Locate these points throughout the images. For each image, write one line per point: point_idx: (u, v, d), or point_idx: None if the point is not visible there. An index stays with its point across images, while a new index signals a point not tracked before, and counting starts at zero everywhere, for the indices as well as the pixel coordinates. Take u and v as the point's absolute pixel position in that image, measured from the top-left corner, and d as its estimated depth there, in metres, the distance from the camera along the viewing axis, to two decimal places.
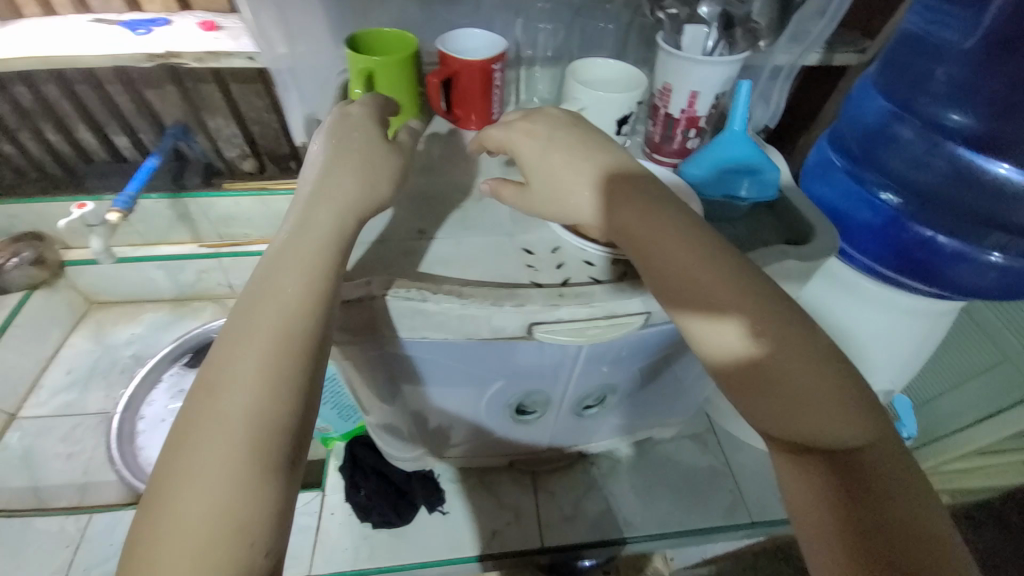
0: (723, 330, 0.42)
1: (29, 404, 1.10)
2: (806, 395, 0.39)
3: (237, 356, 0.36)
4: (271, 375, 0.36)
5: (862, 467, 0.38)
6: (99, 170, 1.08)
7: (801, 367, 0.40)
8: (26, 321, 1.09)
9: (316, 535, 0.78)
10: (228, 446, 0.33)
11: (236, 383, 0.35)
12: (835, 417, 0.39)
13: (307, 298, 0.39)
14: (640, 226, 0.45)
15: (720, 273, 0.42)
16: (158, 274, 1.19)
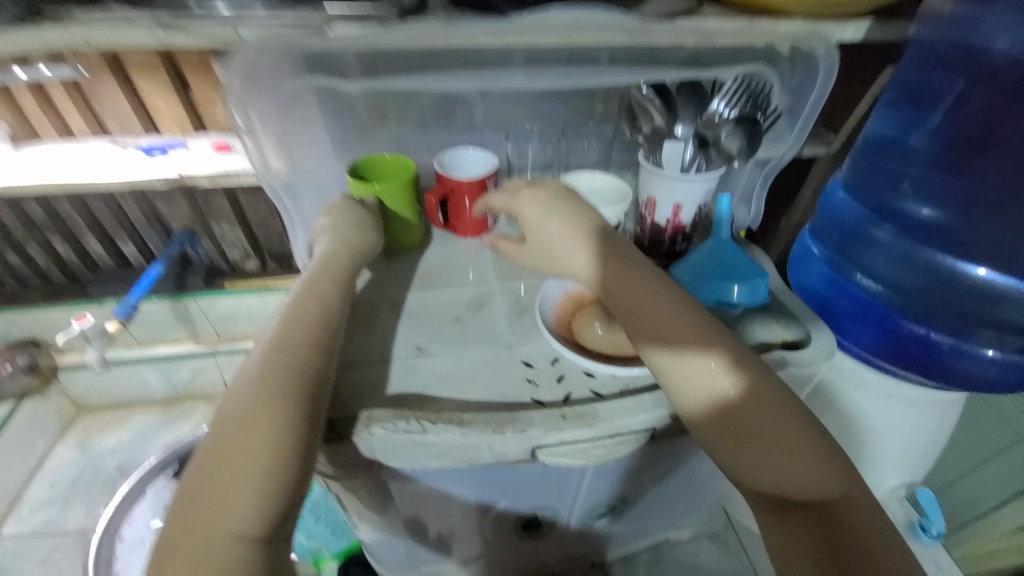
0: (697, 390, 0.44)
1: (4, 525, 1.04)
2: (782, 451, 0.42)
3: (235, 437, 0.38)
4: (265, 452, 0.38)
5: (841, 519, 0.40)
6: (105, 278, 1.11)
7: (772, 424, 0.43)
8: (11, 434, 1.06)
9: None
10: (226, 524, 0.34)
11: (235, 460, 0.37)
12: (808, 470, 0.41)
13: (300, 375, 0.43)
14: (623, 288, 0.49)
15: (691, 337, 0.46)
16: (152, 376, 1.18)
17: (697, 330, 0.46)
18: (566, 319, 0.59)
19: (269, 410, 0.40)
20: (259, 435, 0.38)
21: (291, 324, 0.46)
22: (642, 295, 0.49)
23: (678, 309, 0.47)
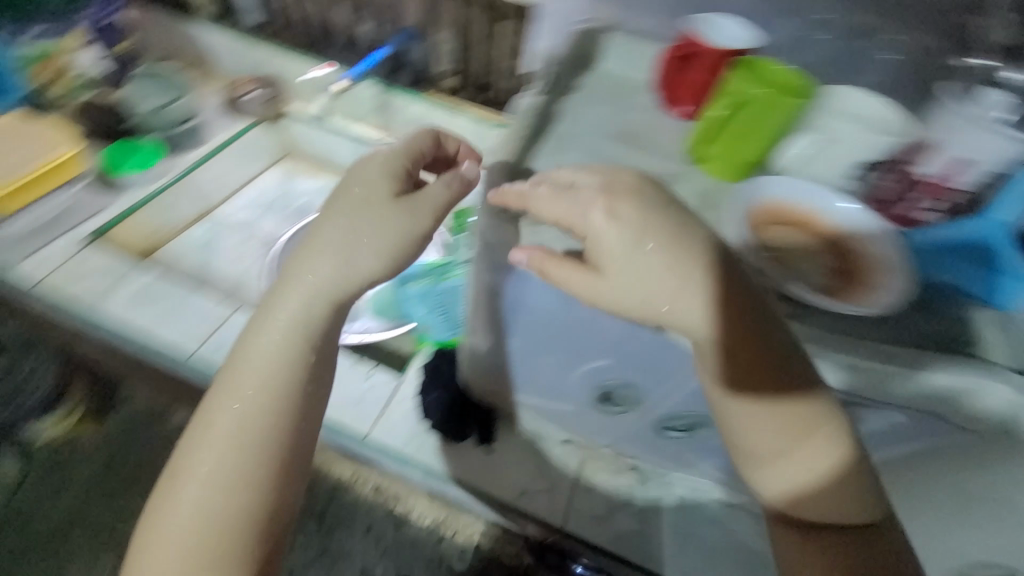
0: (750, 427, 0.50)
1: (224, 208, 1.26)
2: (818, 475, 0.49)
3: (260, 327, 0.57)
4: (275, 330, 0.56)
5: (869, 540, 0.48)
6: (343, 47, 1.26)
7: (817, 456, 0.49)
8: (243, 144, 1.28)
9: (382, 410, 0.88)
10: (187, 539, 0.50)
11: (238, 382, 0.55)
12: (841, 502, 0.48)
13: (336, 288, 0.57)
14: (698, 313, 0.49)
15: (772, 374, 0.49)
16: (344, 149, 1.37)
17: (778, 368, 0.49)
18: (755, 227, 0.57)
19: (271, 351, 0.55)
20: (252, 361, 0.55)
21: (346, 275, 0.58)
22: (702, 316, 0.49)
23: (756, 334, 0.49)
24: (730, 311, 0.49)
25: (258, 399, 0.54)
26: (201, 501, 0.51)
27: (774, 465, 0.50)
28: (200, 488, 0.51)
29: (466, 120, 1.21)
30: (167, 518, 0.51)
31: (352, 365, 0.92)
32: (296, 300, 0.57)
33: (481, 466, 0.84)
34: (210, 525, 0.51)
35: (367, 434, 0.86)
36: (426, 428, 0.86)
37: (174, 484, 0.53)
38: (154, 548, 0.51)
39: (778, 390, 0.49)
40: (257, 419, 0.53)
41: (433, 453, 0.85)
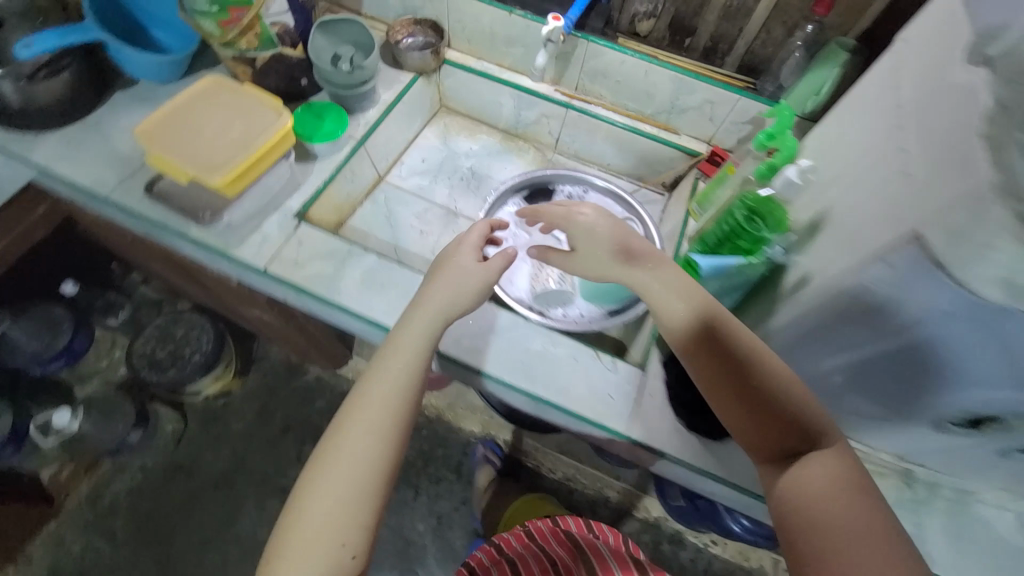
0: (759, 402, 0.66)
1: (394, 173, 1.21)
2: (810, 457, 0.63)
3: (383, 372, 0.71)
4: (396, 372, 0.72)
5: (808, 469, 0.62)
6: None
7: (834, 467, 0.61)
8: (410, 101, 1.19)
9: (637, 406, 0.83)
10: (357, 466, 0.64)
11: (368, 406, 0.69)
12: (828, 462, 0.62)
13: (425, 341, 0.75)
14: (717, 335, 0.69)
15: (785, 384, 0.65)
16: (508, 104, 1.25)
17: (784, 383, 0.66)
18: None
19: (398, 376, 0.71)
20: (377, 394, 0.69)
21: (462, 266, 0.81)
22: (729, 334, 0.68)
23: (765, 354, 0.67)
24: (750, 337, 0.68)
25: (366, 406, 0.69)
26: (371, 450, 0.65)
27: (800, 448, 0.64)
28: (369, 440, 0.66)
29: (669, 74, 1.08)
30: (343, 451, 0.65)
31: (596, 357, 0.87)
32: (414, 333, 0.75)
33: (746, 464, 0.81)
34: (372, 465, 0.65)
35: (629, 431, 0.82)
36: (683, 425, 0.83)
37: (349, 431, 0.66)
38: (332, 463, 0.64)
39: (783, 396, 0.65)
40: (381, 436, 0.67)
41: (696, 450, 0.82)
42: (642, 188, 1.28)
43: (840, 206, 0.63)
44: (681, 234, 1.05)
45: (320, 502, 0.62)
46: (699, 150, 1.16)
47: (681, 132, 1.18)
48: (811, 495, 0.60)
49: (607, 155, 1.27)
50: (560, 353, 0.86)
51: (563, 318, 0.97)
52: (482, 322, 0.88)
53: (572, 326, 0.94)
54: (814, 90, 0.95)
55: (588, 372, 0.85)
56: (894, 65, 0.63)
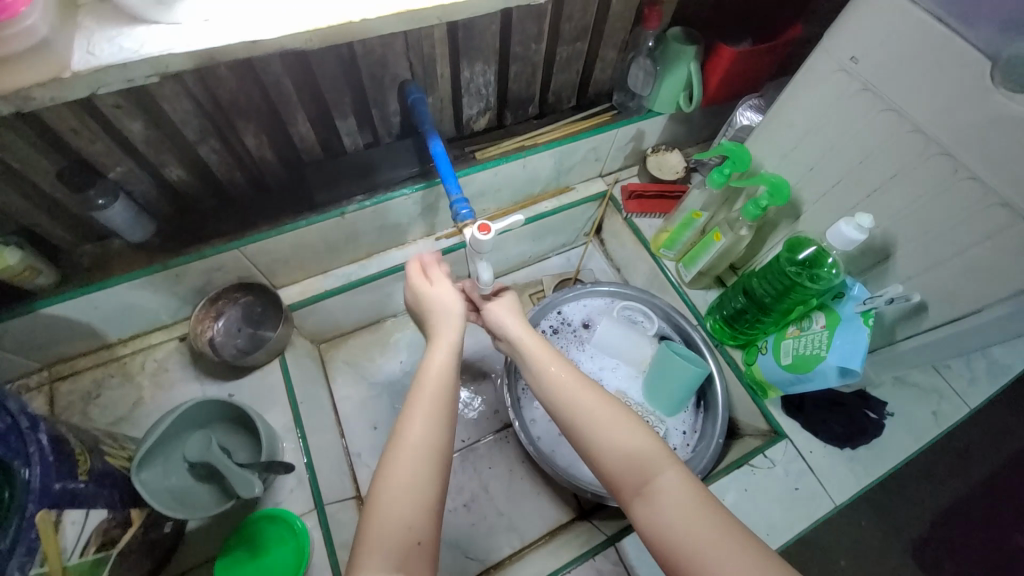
0: (561, 406, 0.58)
1: (362, 476, 0.86)
2: (653, 492, 0.49)
3: (408, 418, 0.54)
4: (423, 442, 0.52)
5: (656, 489, 0.49)
6: (323, 173, 0.79)
7: (682, 492, 0.48)
8: (302, 392, 0.82)
9: (818, 475, 0.79)
10: (416, 459, 0.51)
11: (396, 474, 0.50)
12: (635, 457, 0.51)
13: (442, 391, 0.57)
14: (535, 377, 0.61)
15: (588, 424, 0.55)
16: (400, 287, 0.96)
17: (598, 427, 0.54)
18: None
19: (421, 444, 0.52)
20: (409, 471, 0.50)
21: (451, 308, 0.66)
22: (566, 401, 0.57)
23: (582, 403, 0.57)
24: (574, 398, 0.57)
25: (381, 503, 0.49)
26: (409, 484, 0.50)
27: (625, 458, 0.52)
28: (420, 455, 0.51)
29: (547, 151, 0.91)
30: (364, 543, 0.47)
31: (754, 469, 0.79)
32: (429, 393, 0.57)
33: (901, 431, 0.82)
34: (430, 457, 0.52)
35: (834, 501, 0.77)
36: (849, 449, 0.81)
37: (410, 407, 0.55)
38: (394, 468, 0.50)
39: (601, 444, 0.53)
40: (402, 517, 0.48)
41: (877, 458, 0.80)
42: (569, 250, 1.18)
43: (910, 231, 0.61)
44: (671, 282, 0.97)
45: (396, 505, 0.49)
46: (604, 189, 1.06)
47: (575, 184, 1.06)
48: (666, 541, 0.47)
49: (525, 250, 1.09)
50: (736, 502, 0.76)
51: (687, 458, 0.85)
52: None
53: (705, 456, 0.84)
54: (681, 85, 0.90)
55: (764, 490, 0.77)
56: (862, 85, 0.60)
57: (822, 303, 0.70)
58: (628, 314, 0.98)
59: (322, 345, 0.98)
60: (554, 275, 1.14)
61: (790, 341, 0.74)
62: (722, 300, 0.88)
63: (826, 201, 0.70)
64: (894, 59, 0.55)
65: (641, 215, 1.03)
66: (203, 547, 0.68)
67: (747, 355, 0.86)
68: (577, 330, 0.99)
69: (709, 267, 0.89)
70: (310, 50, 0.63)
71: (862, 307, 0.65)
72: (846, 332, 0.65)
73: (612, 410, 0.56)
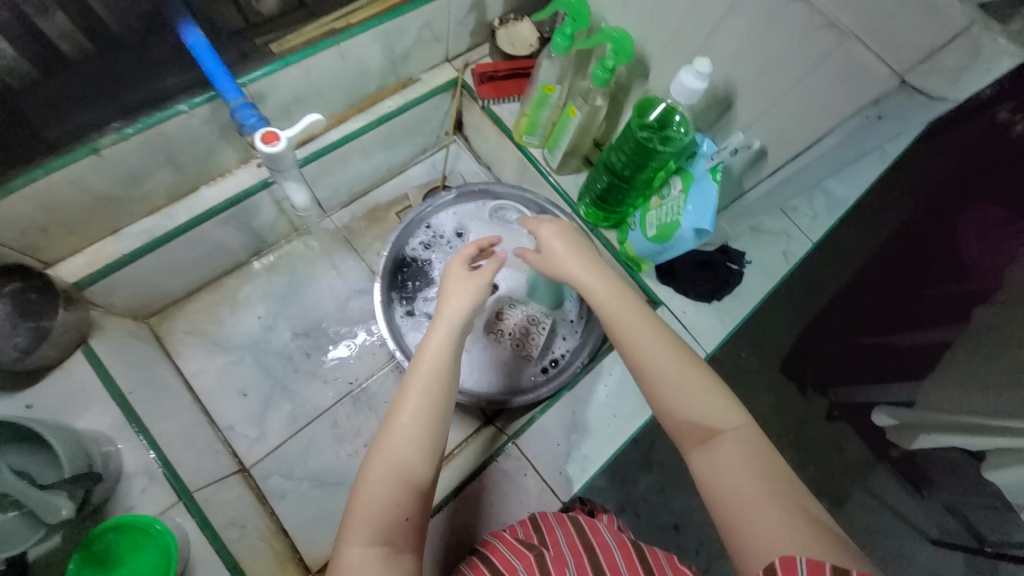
0: (640, 366, 0.53)
1: (242, 448, 0.78)
2: (716, 444, 0.49)
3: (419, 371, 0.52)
4: (433, 396, 0.51)
5: (730, 463, 0.48)
6: (46, 97, 0.57)
7: (743, 458, 0.48)
8: (128, 380, 0.68)
9: (691, 330, 0.84)
10: (416, 441, 0.49)
11: (402, 433, 0.49)
12: (715, 435, 0.49)
13: (449, 356, 0.54)
14: (615, 322, 0.56)
15: (657, 377, 0.52)
16: (229, 233, 0.80)
17: (669, 381, 0.51)
18: None
19: (429, 400, 0.51)
20: (416, 427, 0.49)
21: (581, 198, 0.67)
22: (630, 345, 0.55)
23: (653, 357, 0.53)
24: (657, 364, 0.53)
25: (386, 456, 0.48)
26: (418, 442, 0.49)
27: (704, 431, 0.50)
28: (424, 410, 0.50)
29: (367, 35, 0.74)
30: (364, 493, 0.47)
31: None
32: (436, 344, 0.54)
33: (758, 275, 0.89)
34: (427, 441, 0.50)
35: (704, 350, 0.84)
36: (716, 301, 0.87)
37: (411, 380, 0.52)
38: (392, 444, 0.49)
39: (665, 396, 0.52)
40: (406, 475, 0.48)
41: (739, 304, 0.87)
42: (432, 154, 1.04)
43: (747, 72, 0.58)
44: (540, 171, 0.90)
45: (394, 482, 0.47)
46: (453, 76, 0.92)
47: (419, 75, 0.91)
48: (716, 491, 0.47)
49: (379, 162, 0.95)
50: (622, 374, 0.79)
51: (577, 344, 0.86)
52: (557, 437, 0.74)
53: (592, 339, 0.85)
54: None
55: None
56: None
57: (678, 167, 0.68)
58: (501, 214, 0.91)
59: (151, 320, 0.81)
60: (420, 185, 1.02)
61: (654, 211, 0.73)
62: (590, 180, 0.84)
63: (670, 53, 0.64)
64: None
65: (499, 101, 0.91)
66: None
67: (621, 234, 0.85)
68: (452, 241, 0.91)
69: (573, 147, 0.83)
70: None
71: (711, 163, 0.63)
72: (698, 192, 0.64)
73: (708, 389, 0.52)
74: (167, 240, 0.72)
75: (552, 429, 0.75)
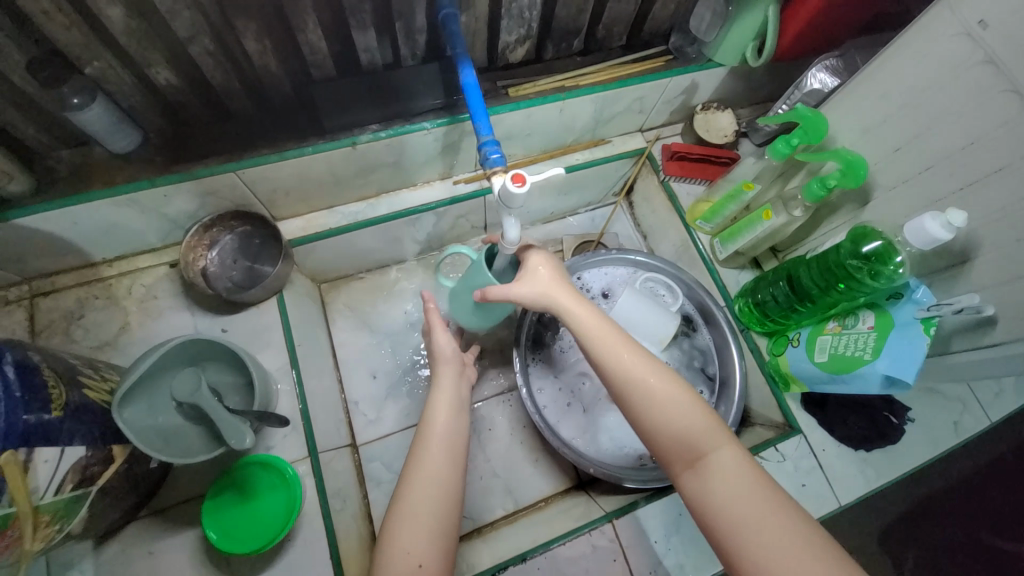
0: (627, 375, 0.56)
1: (359, 425, 0.84)
2: (707, 463, 0.51)
3: (430, 427, 0.60)
4: (446, 448, 0.59)
5: (720, 484, 0.49)
6: (335, 94, 0.69)
7: (736, 469, 0.50)
8: (300, 335, 0.78)
9: (828, 473, 0.77)
10: (433, 496, 0.55)
11: (416, 478, 0.56)
12: (719, 462, 0.50)
13: (455, 416, 0.62)
14: (598, 345, 0.58)
15: (645, 397, 0.54)
16: (409, 232, 0.89)
17: (654, 403, 0.54)
18: None
19: (442, 455, 0.58)
20: (437, 473, 0.56)
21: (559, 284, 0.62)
22: (604, 359, 0.57)
23: (619, 364, 0.57)
24: (635, 370, 0.56)
25: (415, 498, 0.54)
26: (437, 487, 0.55)
27: (695, 455, 0.51)
28: (442, 460, 0.57)
29: (587, 98, 0.80)
30: (393, 524, 0.53)
31: (763, 461, 0.77)
32: (443, 407, 0.62)
33: (919, 438, 0.79)
34: (445, 496, 0.55)
35: (839, 502, 0.76)
36: (863, 452, 0.78)
37: (427, 441, 0.59)
38: (409, 495, 0.55)
39: (653, 414, 0.54)
40: (432, 514, 0.54)
41: (891, 463, 0.77)
42: (594, 209, 1.09)
43: (1000, 235, 0.55)
44: (702, 256, 0.90)
45: (409, 530, 0.52)
46: (642, 145, 0.95)
47: (612, 137, 0.95)
48: (717, 504, 0.49)
49: (547, 204, 1.01)
50: None
51: None
52: (656, 534, 0.69)
53: None
54: (752, 34, 0.78)
55: None
56: (986, 56, 0.51)
57: (871, 302, 0.64)
58: (650, 286, 0.91)
59: (323, 286, 0.93)
60: (575, 235, 1.07)
61: (828, 337, 0.68)
62: (757, 285, 0.82)
63: (907, 189, 0.62)
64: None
65: (680, 179, 0.93)
66: (194, 482, 0.66)
67: (773, 345, 0.82)
68: (596, 299, 0.93)
69: (749, 247, 0.82)
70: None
71: (923, 313, 0.59)
72: (901, 338, 0.60)
73: (680, 398, 0.54)
74: (366, 226, 0.82)
75: (652, 524, 0.70)
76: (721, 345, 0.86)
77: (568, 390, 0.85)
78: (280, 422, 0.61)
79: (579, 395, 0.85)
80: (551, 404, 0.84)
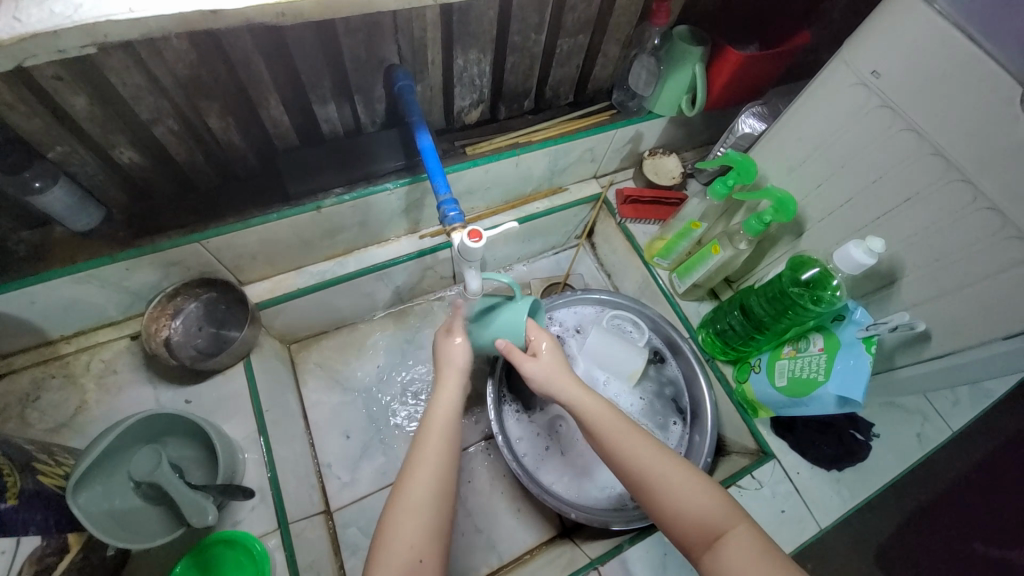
0: (632, 461, 0.57)
1: (334, 489, 0.82)
2: (719, 544, 0.50)
3: (431, 420, 0.59)
4: (443, 447, 0.57)
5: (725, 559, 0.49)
6: (297, 162, 0.71)
7: (749, 546, 0.49)
8: (268, 399, 0.76)
9: (805, 496, 0.78)
10: (430, 491, 0.54)
11: (415, 479, 0.55)
12: (727, 540, 0.50)
13: (451, 421, 0.60)
14: (602, 427, 0.60)
15: (661, 481, 0.55)
16: (378, 287, 0.90)
17: (673, 490, 0.54)
18: None
19: (440, 455, 0.57)
20: (432, 469, 0.55)
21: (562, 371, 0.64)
22: (610, 444, 0.59)
23: (632, 451, 0.57)
24: (638, 451, 0.57)
25: (420, 495, 0.54)
26: (433, 485, 0.54)
27: (703, 535, 0.52)
28: (442, 456, 0.57)
29: (540, 151, 0.86)
30: (392, 518, 0.53)
31: (741, 490, 0.77)
32: (446, 405, 0.61)
33: (888, 453, 0.81)
34: (440, 490, 0.55)
35: (820, 525, 0.76)
36: (835, 472, 0.80)
37: (426, 437, 0.58)
38: (406, 491, 0.54)
39: (670, 499, 0.54)
40: (429, 507, 0.53)
41: (862, 481, 0.79)
42: (558, 253, 1.14)
43: (919, 257, 0.60)
44: (663, 291, 0.94)
45: (406, 523, 0.52)
46: (598, 191, 1.01)
47: (568, 185, 1.01)
48: None
49: (512, 250, 1.05)
50: None
51: None
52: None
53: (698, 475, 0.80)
54: (684, 88, 0.86)
55: (752, 512, 0.75)
56: (882, 101, 0.57)
57: (818, 325, 0.68)
58: (617, 323, 0.93)
59: (293, 346, 0.92)
60: (542, 278, 1.10)
61: (785, 361, 0.72)
62: (715, 315, 0.86)
63: (833, 220, 0.68)
64: (916, 78, 0.53)
65: (635, 221, 0.98)
66: (154, 568, 0.62)
67: (738, 372, 0.84)
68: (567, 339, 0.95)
69: (704, 279, 0.86)
70: (287, 26, 0.56)
71: (863, 333, 0.63)
72: (847, 357, 0.63)
73: (690, 482, 0.55)
74: (333, 285, 0.83)
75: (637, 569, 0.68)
76: (690, 376, 0.88)
77: (545, 434, 0.85)
78: (244, 493, 0.59)
79: (557, 437, 0.85)
80: (529, 450, 0.84)
